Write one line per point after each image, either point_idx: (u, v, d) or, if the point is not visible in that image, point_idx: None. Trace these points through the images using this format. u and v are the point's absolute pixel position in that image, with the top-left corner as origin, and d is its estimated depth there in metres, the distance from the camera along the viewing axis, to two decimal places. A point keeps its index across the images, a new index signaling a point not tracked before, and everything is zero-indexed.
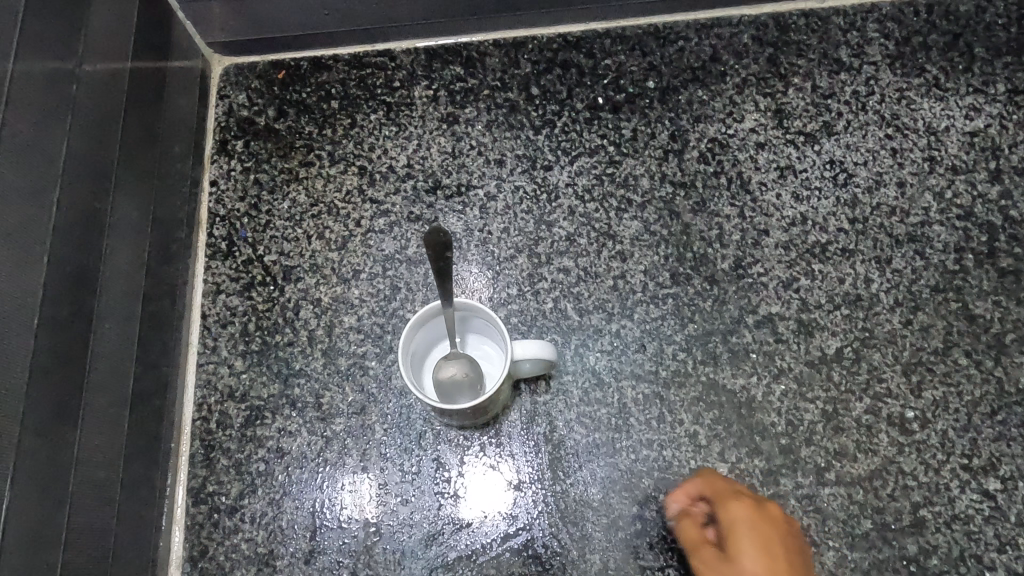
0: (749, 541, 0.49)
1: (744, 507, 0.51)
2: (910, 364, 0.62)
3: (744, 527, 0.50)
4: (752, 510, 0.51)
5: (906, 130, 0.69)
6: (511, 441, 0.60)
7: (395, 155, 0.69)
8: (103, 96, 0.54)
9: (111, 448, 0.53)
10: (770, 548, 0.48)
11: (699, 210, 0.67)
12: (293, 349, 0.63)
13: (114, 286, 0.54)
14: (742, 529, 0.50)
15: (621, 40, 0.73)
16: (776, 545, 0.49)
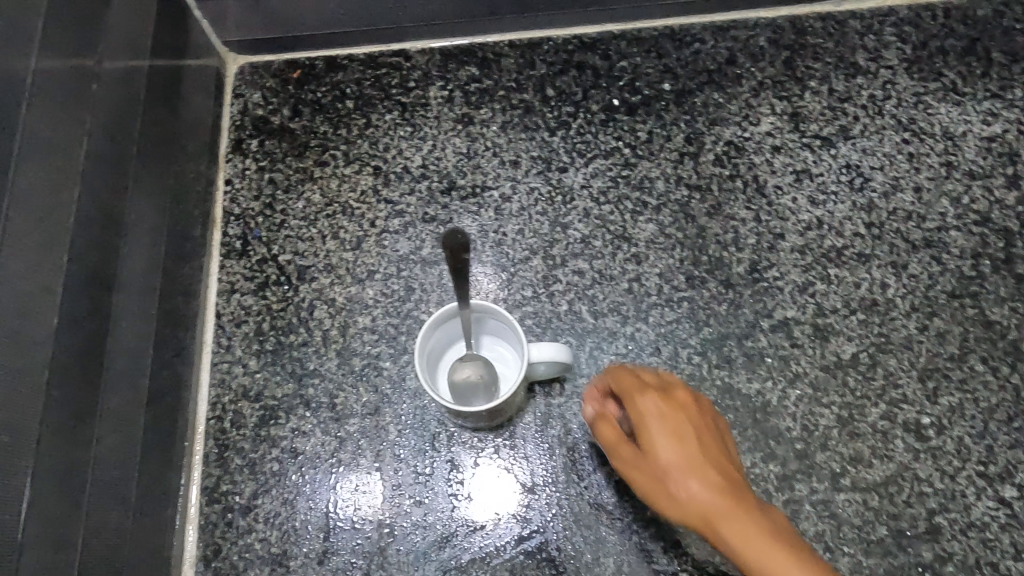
0: (660, 432, 0.46)
1: (652, 398, 0.48)
2: (926, 370, 0.62)
3: (654, 420, 0.47)
4: (658, 397, 0.48)
5: (923, 135, 0.69)
6: (525, 443, 0.60)
7: (410, 155, 0.69)
8: (121, 94, 0.54)
9: (127, 446, 0.53)
10: (684, 435, 0.46)
11: (714, 213, 0.66)
12: (307, 350, 0.63)
13: (131, 285, 0.54)
14: (652, 421, 0.47)
15: (637, 42, 0.72)
16: (690, 431, 0.47)
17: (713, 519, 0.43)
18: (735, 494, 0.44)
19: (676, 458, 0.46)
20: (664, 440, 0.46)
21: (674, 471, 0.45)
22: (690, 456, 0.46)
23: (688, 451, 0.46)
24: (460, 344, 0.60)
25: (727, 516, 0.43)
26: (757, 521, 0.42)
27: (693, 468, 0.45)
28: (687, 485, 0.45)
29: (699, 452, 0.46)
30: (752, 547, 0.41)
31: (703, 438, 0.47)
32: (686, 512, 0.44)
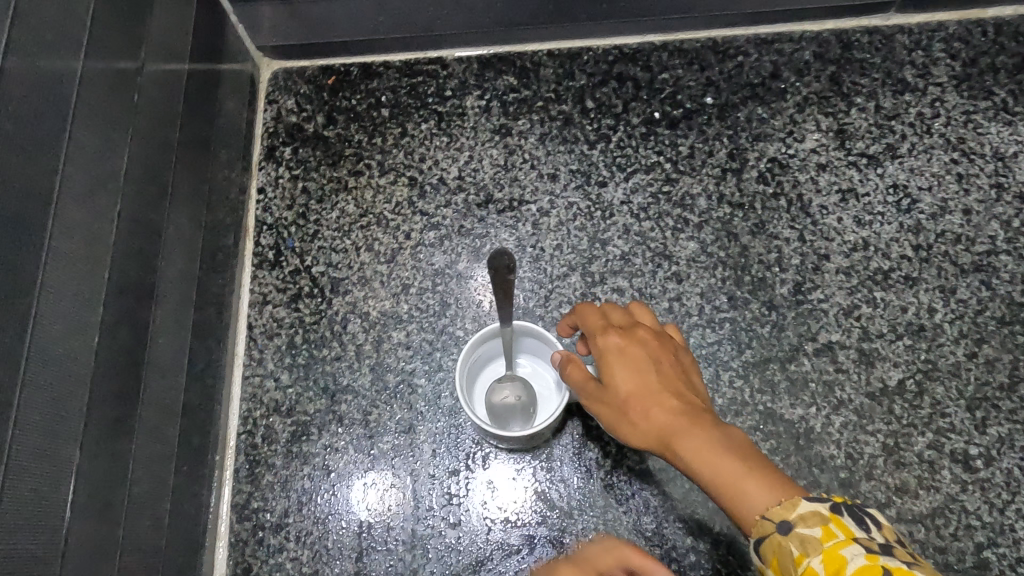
0: (620, 365, 0.46)
1: (612, 334, 0.48)
2: (974, 400, 0.60)
3: (615, 354, 0.47)
4: (618, 332, 0.48)
5: (972, 155, 0.67)
6: (562, 465, 0.59)
7: (446, 166, 0.68)
8: (161, 104, 0.53)
9: (160, 463, 0.52)
10: (643, 364, 0.46)
11: (757, 232, 0.65)
12: (340, 364, 0.62)
13: (166, 298, 0.54)
14: (613, 355, 0.47)
15: (678, 53, 0.71)
16: (649, 361, 0.46)
17: (675, 444, 0.43)
18: (692, 415, 0.43)
19: (635, 388, 0.45)
20: (623, 370, 0.46)
21: (635, 400, 0.45)
22: (650, 385, 0.45)
23: (646, 378, 0.46)
24: (498, 363, 0.59)
25: (687, 438, 0.42)
26: (716, 441, 0.41)
27: (652, 395, 0.45)
28: (648, 414, 0.44)
29: (659, 380, 0.46)
30: (711, 465, 0.40)
31: (664, 368, 0.46)
32: (654, 440, 0.44)
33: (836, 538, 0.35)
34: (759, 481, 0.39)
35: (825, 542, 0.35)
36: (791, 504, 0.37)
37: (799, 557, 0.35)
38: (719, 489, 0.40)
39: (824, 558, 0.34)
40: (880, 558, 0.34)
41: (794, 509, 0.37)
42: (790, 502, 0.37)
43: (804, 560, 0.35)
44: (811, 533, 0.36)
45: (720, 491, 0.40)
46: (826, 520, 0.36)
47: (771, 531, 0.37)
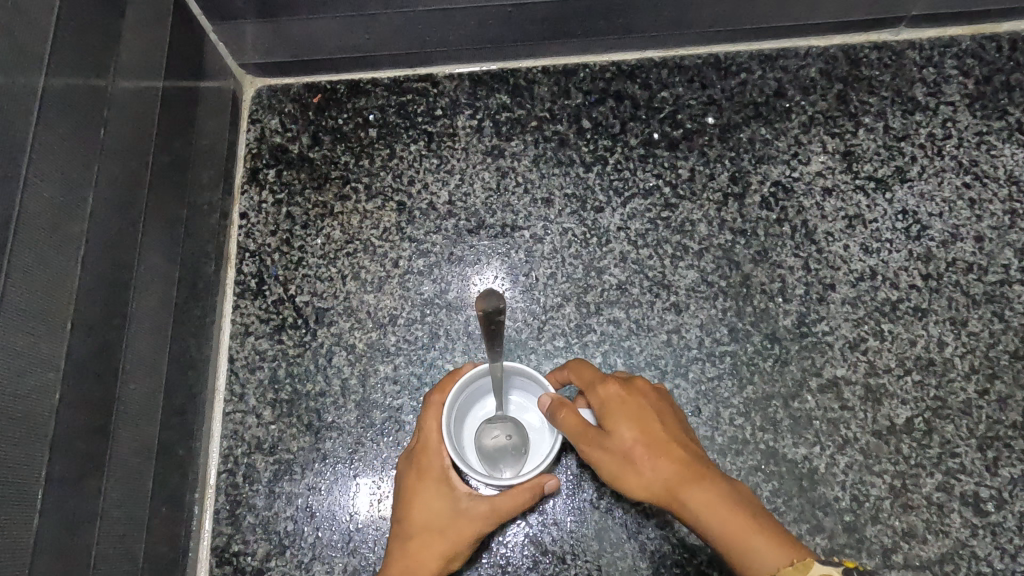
0: (624, 417, 0.46)
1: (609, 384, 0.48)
2: (985, 439, 0.57)
3: (617, 404, 0.46)
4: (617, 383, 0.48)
5: (985, 178, 0.64)
6: (555, 508, 0.57)
7: (436, 190, 0.65)
8: (132, 133, 0.50)
9: (132, 511, 0.50)
10: (647, 417, 0.46)
11: (760, 260, 0.62)
12: (325, 400, 0.60)
13: (140, 337, 0.51)
14: (613, 405, 0.46)
15: (679, 70, 0.68)
16: (651, 414, 0.46)
17: (684, 499, 0.43)
18: (700, 470, 0.44)
19: (639, 439, 0.45)
20: (626, 420, 0.46)
21: (640, 451, 0.45)
22: (655, 437, 0.45)
23: (650, 430, 0.46)
24: (487, 400, 0.55)
25: (697, 492, 0.43)
26: (728, 498, 0.42)
27: (658, 448, 0.45)
28: (654, 466, 0.44)
29: (662, 431, 0.46)
30: (726, 523, 0.41)
31: (665, 422, 0.46)
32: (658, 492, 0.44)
33: None
34: (772, 544, 0.40)
35: None
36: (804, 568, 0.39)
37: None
38: (731, 546, 0.41)
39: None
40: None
41: (807, 571, 0.38)
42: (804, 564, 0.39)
43: None
44: None
45: (730, 549, 0.41)
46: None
47: None
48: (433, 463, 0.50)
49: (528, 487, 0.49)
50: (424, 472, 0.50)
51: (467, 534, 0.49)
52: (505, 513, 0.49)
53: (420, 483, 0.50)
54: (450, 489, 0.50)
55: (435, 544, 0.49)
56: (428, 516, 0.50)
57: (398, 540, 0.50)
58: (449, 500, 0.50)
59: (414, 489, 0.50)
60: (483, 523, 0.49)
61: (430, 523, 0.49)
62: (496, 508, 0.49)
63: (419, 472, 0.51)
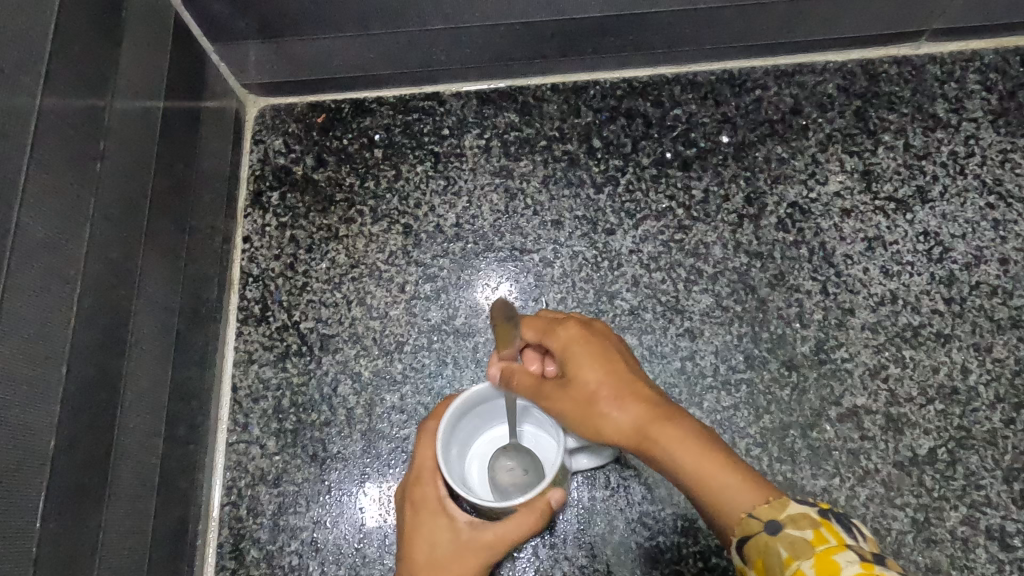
0: (583, 360, 0.45)
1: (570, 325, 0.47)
2: (1012, 470, 0.55)
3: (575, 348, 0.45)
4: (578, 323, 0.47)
5: (1010, 198, 0.62)
6: (566, 542, 0.55)
7: (443, 213, 0.64)
8: (131, 162, 0.49)
9: (132, 551, 0.48)
10: (608, 358, 0.45)
11: (777, 283, 0.60)
12: (330, 430, 0.58)
13: (140, 370, 0.50)
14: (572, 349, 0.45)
15: (692, 87, 0.66)
16: (609, 353, 0.45)
17: (649, 436, 0.41)
18: (661, 407, 0.42)
19: (602, 378, 0.44)
20: (586, 358, 0.45)
21: (602, 390, 0.43)
22: (614, 377, 0.44)
23: (611, 368, 0.44)
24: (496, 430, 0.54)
25: (660, 428, 0.41)
26: (691, 432, 0.40)
27: (620, 386, 0.43)
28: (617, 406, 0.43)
29: (622, 372, 0.44)
30: (691, 458, 0.39)
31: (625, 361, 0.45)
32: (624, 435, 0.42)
33: (828, 542, 0.33)
34: (742, 480, 0.37)
35: (815, 546, 0.33)
36: (781, 505, 0.35)
37: (788, 561, 0.33)
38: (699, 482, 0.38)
39: (816, 562, 0.32)
40: (876, 566, 0.31)
41: (784, 509, 0.35)
42: (779, 503, 0.35)
43: (793, 563, 0.33)
44: (802, 535, 0.34)
45: (700, 487, 0.38)
46: (817, 524, 0.34)
47: (757, 530, 0.35)
48: (430, 494, 0.49)
49: (531, 508, 0.45)
50: (423, 504, 0.49)
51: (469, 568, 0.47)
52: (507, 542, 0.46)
53: (422, 517, 0.49)
54: (452, 521, 0.48)
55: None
56: (430, 550, 0.48)
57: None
58: (449, 530, 0.48)
59: (413, 523, 0.49)
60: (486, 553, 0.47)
61: (433, 555, 0.47)
62: (500, 531, 0.46)
63: (419, 505, 0.49)
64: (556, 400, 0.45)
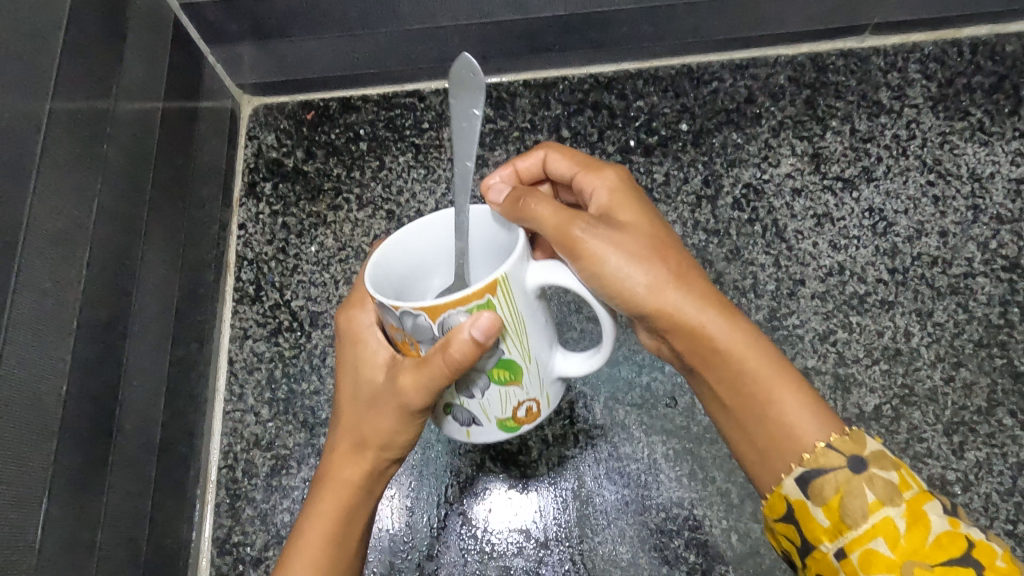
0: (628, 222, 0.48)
1: (613, 175, 0.52)
2: (951, 424, 0.60)
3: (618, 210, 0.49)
4: (619, 178, 0.52)
5: (948, 176, 0.67)
6: (539, 496, 0.60)
7: (423, 199, 0.69)
8: (134, 149, 0.54)
9: (134, 502, 0.53)
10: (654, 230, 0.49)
11: (732, 257, 0.65)
12: (319, 398, 0.63)
13: (142, 337, 0.55)
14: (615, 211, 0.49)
15: (654, 81, 0.71)
16: (656, 219, 0.49)
17: (704, 314, 0.46)
18: (722, 301, 0.47)
19: (648, 238, 0.48)
20: (634, 222, 0.49)
21: (647, 249, 0.47)
22: (666, 249, 0.47)
23: (664, 243, 0.48)
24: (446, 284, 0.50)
25: (725, 322, 0.46)
26: (748, 327, 0.46)
27: (674, 262, 0.47)
28: (665, 273, 0.46)
29: (669, 245, 0.48)
30: (751, 352, 0.45)
31: (667, 231, 0.49)
32: (664, 302, 0.46)
33: (914, 490, 0.39)
34: (815, 405, 0.43)
35: (902, 492, 0.39)
36: (860, 441, 0.41)
37: (874, 505, 0.39)
38: (762, 387, 0.44)
39: (906, 512, 0.39)
40: (958, 522, 0.38)
41: (866, 447, 0.41)
42: (860, 439, 0.41)
43: (884, 507, 0.39)
44: (890, 479, 0.40)
45: (761, 386, 0.44)
46: (895, 467, 0.40)
47: (840, 463, 0.41)
48: (357, 323, 0.50)
49: (441, 340, 0.41)
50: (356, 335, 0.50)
51: (383, 422, 0.48)
52: (412, 396, 0.45)
53: (351, 348, 0.50)
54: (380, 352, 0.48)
55: (358, 438, 0.50)
56: (361, 383, 0.50)
57: (339, 423, 0.52)
58: (375, 362, 0.49)
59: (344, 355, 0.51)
60: (395, 397, 0.46)
61: (363, 390, 0.50)
62: (409, 368, 0.44)
63: (353, 339, 0.50)
64: (593, 242, 0.45)
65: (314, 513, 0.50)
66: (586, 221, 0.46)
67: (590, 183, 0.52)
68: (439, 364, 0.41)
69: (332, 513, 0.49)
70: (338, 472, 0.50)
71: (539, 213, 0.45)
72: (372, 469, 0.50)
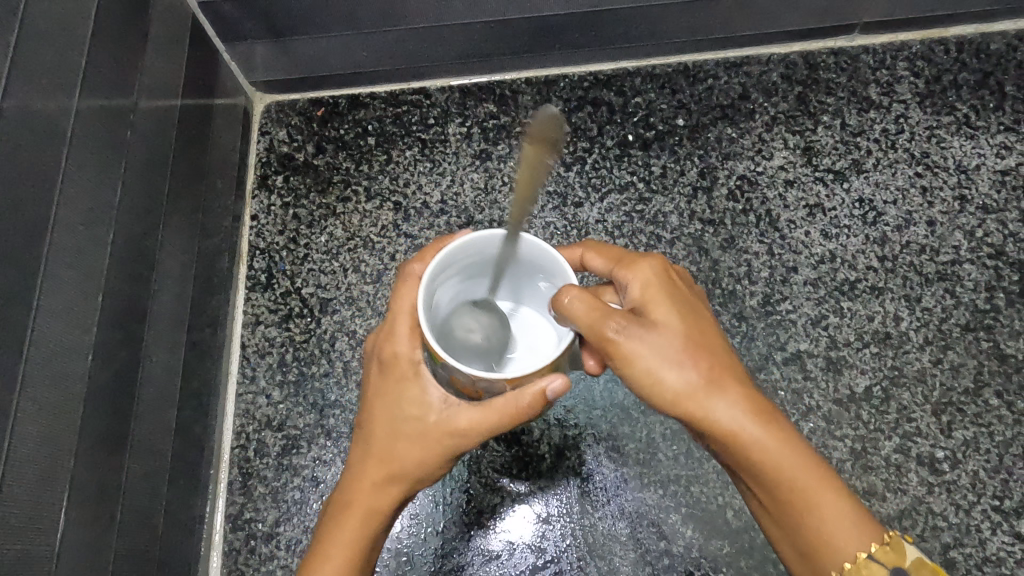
0: (667, 317, 0.44)
1: (649, 267, 0.46)
2: (940, 404, 0.62)
3: (659, 301, 0.45)
4: (656, 267, 0.46)
5: (936, 168, 0.69)
6: (541, 473, 0.62)
7: (429, 191, 0.71)
8: (154, 139, 0.57)
9: (152, 477, 0.55)
10: (694, 323, 0.45)
11: (727, 246, 0.68)
12: (328, 380, 0.65)
13: (160, 319, 0.57)
14: (655, 302, 0.45)
15: (651, 78, 0.74)
16: (699, 312, 0.45)
17: (748, 424, 0.43)
18: (765, 407, 0.44)
19: (688, 337, 0.44)
20: (676, 318, 0.44)
21: (686, 350, 0.43)
22: (707, 350, 0.44)
23: (705, 343, 0.44)
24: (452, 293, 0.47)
25: (765, 436, 0.43)
26: (792, 437, 0.43)
27: (714, 365, 0.44)
28: (707, 377, 0.43)
29: (711, 343, 0.44)
30: (791, 467, 0.42)
31: (709, 323, 0.46)
32: (706, 409, 0.43)
33: None
34: (856, 519, 0.42)
35: None
36: (901, 550, 0.42)
37: None
38: (800, 500, 0.43)
39: None
40: None
41: (908, 557, 0.42)
42: (902, 551, 0.42)
43: None
44: None
45: (798, 501, 0.43)
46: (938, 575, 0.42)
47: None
48: (404, 354, 0.45)
49: (513, 392, 0.42)
50: (396, 364, 0.46)
51: (424, 455, 0.46)
52: (473, 435, 0.44)
53: (391, 377, 0.46)
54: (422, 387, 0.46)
55: (388, 471, 0.47)
56: (398, 415, 0.46)
57: (361, 450, 0.48)
58: (420, 396, 0.45)
59: (384, 383, 0.46)
60: (451, 437, 0.45)
61: (399, 422, 0.46)
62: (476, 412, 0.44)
63: (388, 367, 0.46)
64: (624, 347, 0.42)
65: (335, 541, 0.47)
66: (619, 321, 0.42)
67: (623, 275, 0.47)
68: (507, 411, 0.43)
69: (355, 544, 0.47)
70: (363, 501, 0.47)
71: (570, 310, 0.41)
72: (400, 501, 0.48)
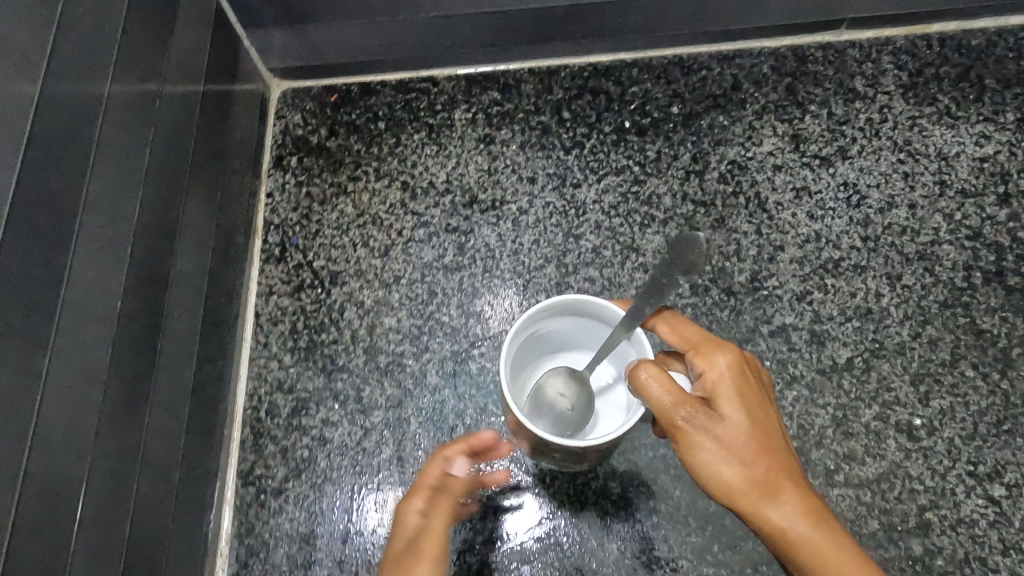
0: (736, 414, 0.46)
1: (725, 360, 0.48)
2: (918, 374, 0.65)
3: (730, 396, 0.47)
4: (731, 361, 0.48)
5: (918, 155, 0.73)
6: None
7: (436, 172, 0.75)
8: (180, 112, 0.60)
9: (170, 430, 0.58)
10: (761, 423, 0.47)
11: (717, 226, 0.71)
12: (337, 347, 0.69)
13: (181, 282, 0.60)
14: (726, 396, 0.47)
15: (647, 69, 0.78)
16: (766, 413, 0.47)
17: (802, 525, 0.44)
18: (824, 513, 0.45)
19: (751, 434, 0.46)
20: (744, 417, 0.46)
21: (748, 446, 0.46)
22: (769, 449, 0.46)
23: (768, 443, 0.46)
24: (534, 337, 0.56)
25: (818, 540, 0.44)
26: (845, 540, 0.44)
27: (776, 464, 0.45)
28: (764, 476, 0.45)
29: (773, 442, 0.46)
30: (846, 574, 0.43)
31: (775, 423, 0.48)
32: (760, 507, 0.45)
33: None
34: None
35: None
36: None
37: None
38: None
39: None
40: None
41: None
42: None
43: None
44: None
45: None
46: None
47: None
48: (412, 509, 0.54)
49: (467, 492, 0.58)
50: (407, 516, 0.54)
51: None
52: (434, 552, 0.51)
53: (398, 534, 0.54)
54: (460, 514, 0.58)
55: None
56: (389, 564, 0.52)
57: None
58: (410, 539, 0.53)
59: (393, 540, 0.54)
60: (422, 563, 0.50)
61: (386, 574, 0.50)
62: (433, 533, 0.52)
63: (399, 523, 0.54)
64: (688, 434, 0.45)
65: None
66: (688, 409, 0.45)
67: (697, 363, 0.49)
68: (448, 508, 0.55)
69: None
70: None
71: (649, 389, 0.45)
72: None
